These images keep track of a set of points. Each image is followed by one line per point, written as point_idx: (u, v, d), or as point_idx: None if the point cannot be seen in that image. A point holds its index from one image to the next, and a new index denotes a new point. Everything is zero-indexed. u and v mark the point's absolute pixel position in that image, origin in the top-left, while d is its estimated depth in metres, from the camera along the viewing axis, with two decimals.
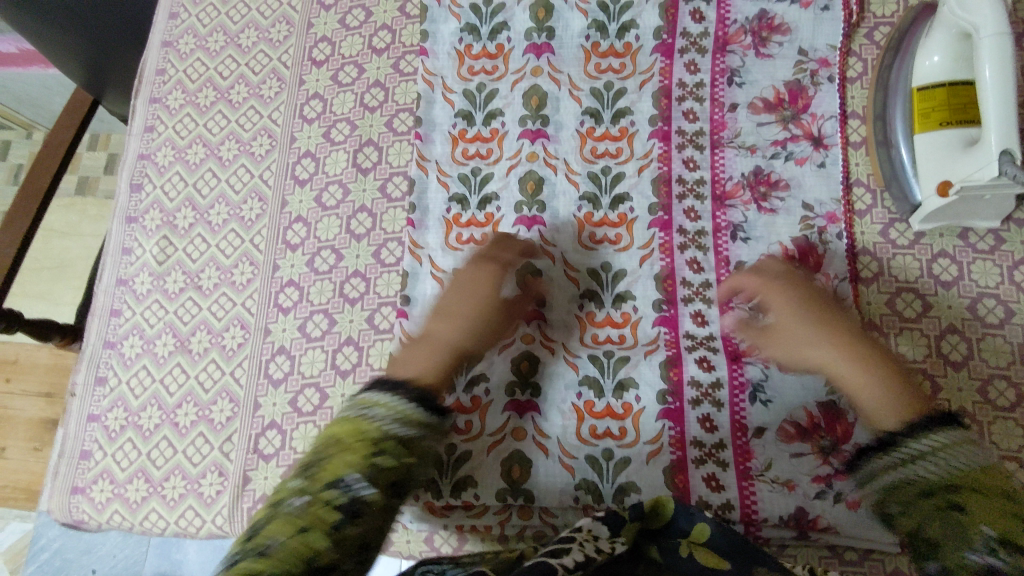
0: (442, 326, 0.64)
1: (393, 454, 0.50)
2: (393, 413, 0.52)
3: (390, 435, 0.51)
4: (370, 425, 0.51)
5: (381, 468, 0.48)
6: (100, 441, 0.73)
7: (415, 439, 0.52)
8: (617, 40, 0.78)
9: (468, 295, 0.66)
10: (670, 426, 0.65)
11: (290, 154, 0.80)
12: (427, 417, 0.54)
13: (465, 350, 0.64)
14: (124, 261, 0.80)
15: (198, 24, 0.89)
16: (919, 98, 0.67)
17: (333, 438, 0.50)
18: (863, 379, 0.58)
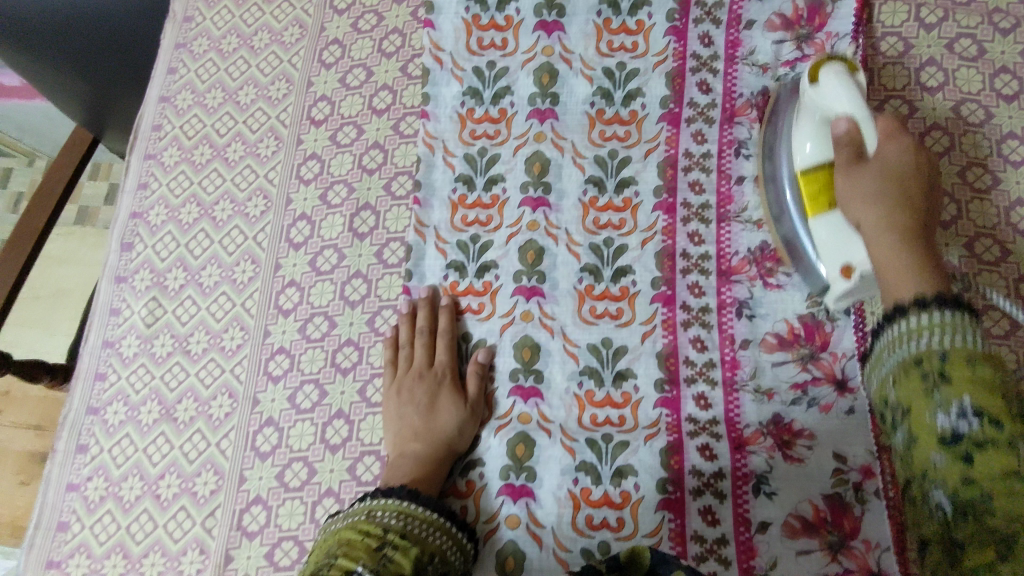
0: (414, 442, 0.65)
1: (397, 550, 0.54)
2: (397, 515, 0.57)
3: (394, 533, 0.55)
4: (375, 525, 0.56)
5: (390, 561, 0.52)
6: (79, 513, 0.71)
7: (419, 536, 0.57)
8: (623, 108, 0.77)
9: (425, 405, 0.66)
10: (670, 518, 0.62)
11: (286, 216, 0.79)
12: (429, 516, 0.58)
13: (442, 458, 0.65)
14: (112, 322, 0.78)
15: (196, 79, 0.88)
16: (805, 181, 0.61)
17: (341, 539, 0.54)
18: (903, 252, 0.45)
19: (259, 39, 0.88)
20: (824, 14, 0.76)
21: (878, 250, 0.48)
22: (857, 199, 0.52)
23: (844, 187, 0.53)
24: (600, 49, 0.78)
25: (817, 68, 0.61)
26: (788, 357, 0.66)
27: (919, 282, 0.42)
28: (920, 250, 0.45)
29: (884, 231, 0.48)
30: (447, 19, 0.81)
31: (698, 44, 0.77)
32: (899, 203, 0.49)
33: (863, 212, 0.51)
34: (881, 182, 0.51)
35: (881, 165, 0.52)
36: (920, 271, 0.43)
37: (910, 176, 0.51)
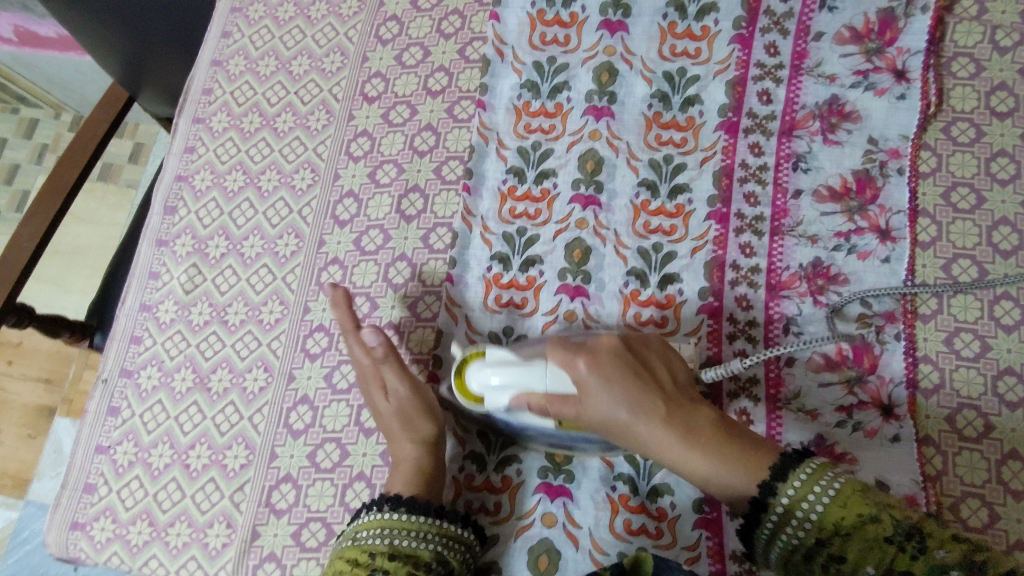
0: (401, 445, 0.62)
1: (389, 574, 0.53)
2: (380, 532, 0.56)
3: (381, 556, 0.54)
4: (362, 551, 0.54)
5: None
6: (107, 476, 0.71)
7: (409, 549, 0.55)
8: (681, 113, 0.75)
9: (390, 404, 0.64)
10: (707, 536, 0.61)
11: (333, 192, 0.78)
12: (416, 522, 0.57)
13: (426, 455, 0.62)
14: (149, 286, 0.78)
15: (250, 45, 0.87)
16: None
17: (331, 573, 0.53)
18: (719, 471, 0.52)
19: (316, 10, 0.86)
20: (896, 28, 0.74)
21: (652, 442, 0.54)
22: (602, 397, 0.54)
23: (600, 410, 0.54)
24: (663, 52, 0.77)
25: (464, 318, 0.61)
26: (835, 378, 0.66)
27: (749, 479, 0.51)
28: (723, 454, 0.52)
29: (675, 458, 0.53)
30: (513, 13, 0.79)
31: (764, 53, 0.75)
32: (641, 389, 0.54)
33: (649, 443, 0.54)
34: (611, 384, 0.54)
35: (597, 369, 0.55)
36: (748, 466, 0.51)
37: (638, 376, 0.55)
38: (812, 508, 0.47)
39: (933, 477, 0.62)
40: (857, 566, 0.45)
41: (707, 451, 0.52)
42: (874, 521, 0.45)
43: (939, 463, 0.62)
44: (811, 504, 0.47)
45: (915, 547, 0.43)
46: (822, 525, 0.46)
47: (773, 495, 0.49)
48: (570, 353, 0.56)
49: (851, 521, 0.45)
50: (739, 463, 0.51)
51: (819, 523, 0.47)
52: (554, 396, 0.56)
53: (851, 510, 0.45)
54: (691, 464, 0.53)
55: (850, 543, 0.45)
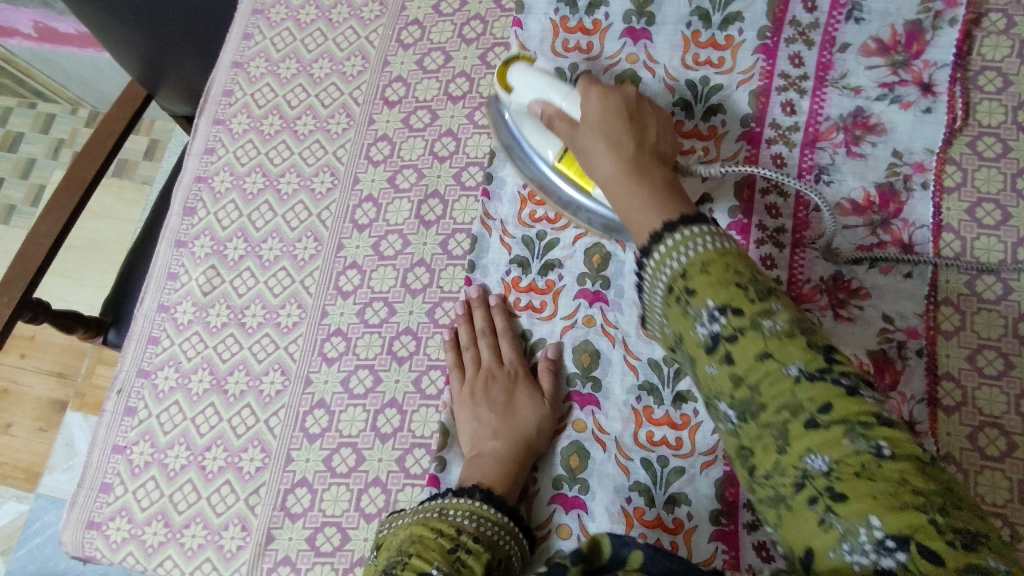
0: (493, 440, 0.62)
1: (471, 553, 0.51)
2: (470, 515, 0.55)
3: (468, 535, 0.53)
4: (449, 525, 0.53)
5: (464, 565, 0.50)
6: (123, 476, 0.71)
7: (492, 540, 0.54)
8: (703, 123, 0.75)
9: (501, 403, 0.65)
10: (723, 549, 0.60)
11: (352, 196, 0.78)
12: (501, 519, 0.56)
13: (521, 457, 0.62)
14: (168, 286, 0.78)
15: (271, 47, 0.87)
16: (568, 164, 0.65)
17: (414, 537, 0.52)
18: (648, 199, 0.50)
19: (338, 13, 0.86)
20: (923, 41, 0.73)
21: (602, 172, 0.55)
22: (590, 127, 0.57)
23: (584, 145, 0.57)
24: (686, 60, 0.76)
25: (505, 78, 0.68)
26: None
27: (660, 213, 0.48)
28: (655, 186, 0.51)
29: (618, 191, 0.53)
30: (536, 18, 0.79)
31: (788, 64, 0.75)
32: (621, 136, 0.55)
33: (601, 160, 0.55)
34: (601, 126, 0.56)
35: (596, 113, 0.57)
36: (666, 208, 0.48)
37: (622, 113, 0.57)
38: (696, 320, 0.43)
39: None
40: (707, 301, 0.42)
41: (650, 191, 0.50)
42: (795, 373, 0.39)
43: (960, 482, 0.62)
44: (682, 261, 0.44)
45: (760, 305, 0.41)
46: (686, 299, 0.44)
47: (650, 251, 0.47)
48: (588, 84, 0.60)
49: (713, 273, 0.43)
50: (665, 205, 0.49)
51: (693, 259, 0.44)
52: (564, 115, 0.61)
53: (712, 269, 0.43)
54: (633, 201, 0.51)
55: (767, 399, 0.39)
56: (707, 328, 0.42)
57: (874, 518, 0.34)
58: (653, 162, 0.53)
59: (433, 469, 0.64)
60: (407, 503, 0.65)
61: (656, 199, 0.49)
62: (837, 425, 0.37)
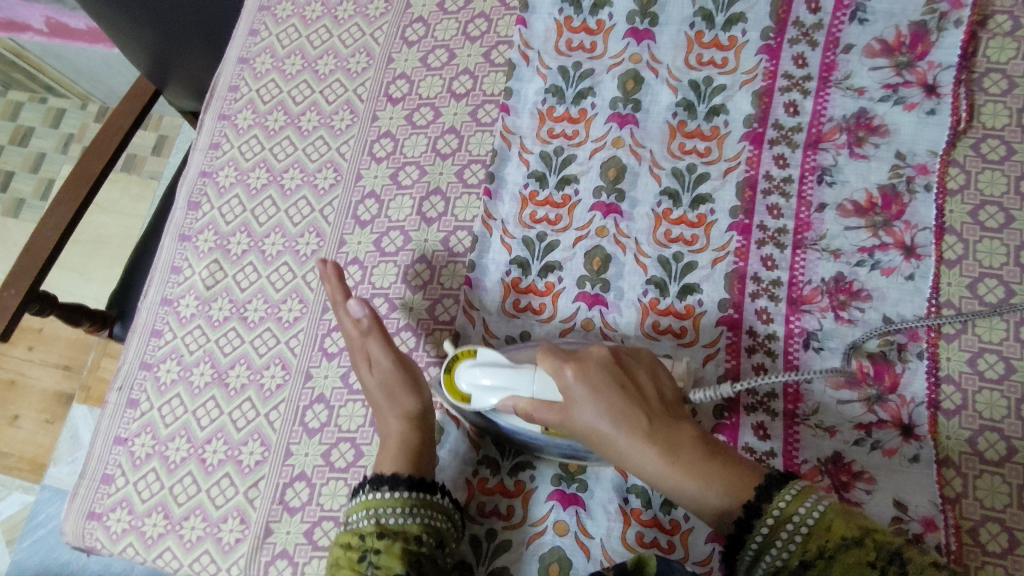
0: (396, 424, 0.63)
1: (379, 552, 0.53)
2: (369, 514, 0.57)
3: (371, 536, 0.55)
4: (354, 535, 0.56)
5: (376, 568, 0.52)
6: (124, 467, 0.72)
7: (397, 526, 0.56)
8: (705, 123, 0.75)
9: (388, 387, 0.64)
10: (720, 550, 0.60)
11: (354, 192, 0.78)
12: (399, 498, 0.57)
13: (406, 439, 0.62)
14: (171, 280, 0.79)
15: (277, 44, 0.88)
16: (556, 435, 0.58)
17: (331, 563, 0.55)
18: (697, 488, 0.50)
19: (343, 10, 0.87)
20: (928, 42, 0.73)
21: (634, 458, 0.52)
22: (586, 405, 0.53)
23: (577, 421, 0.54)
24: (689, 61, 0.76)
25: None
26: (855, 395, 0.65)
27: (722, 493, 0.50)
28: (702, 468, 0.51)
29: (648, 457, 0.51)
30: (540, 18, 0.79)
31: (791, 64, 0.75)
32: (622, 392, 0.53)
33: (632, 459, 0.52)
34: (598, 396, 0.53)
35: (585, 385, 0.53)
36: (723, 482, 0.50)
37: (623, 375, 0.55)
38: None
39: (952, 499, 0.61)
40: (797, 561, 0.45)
41: (694, 455, 0.51)
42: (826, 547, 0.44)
43: (960, 486, 0.61)
44: (790, 555, 0.46)
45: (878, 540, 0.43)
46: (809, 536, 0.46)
47: (749, 534, 0.48)
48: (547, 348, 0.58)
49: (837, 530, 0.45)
50: (732, 492, 0.50)
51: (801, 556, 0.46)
52: (541, 402, 0.55)
53: (838, 529, 0.45)
54: (676, 479, 0.51)
55: (831, 536, 0.45)
56: (788, 543, 0.46)
57: None
58: (673, 420, 0.53)
59: None
60: None
61: (707, 484, 0.50)
62: None
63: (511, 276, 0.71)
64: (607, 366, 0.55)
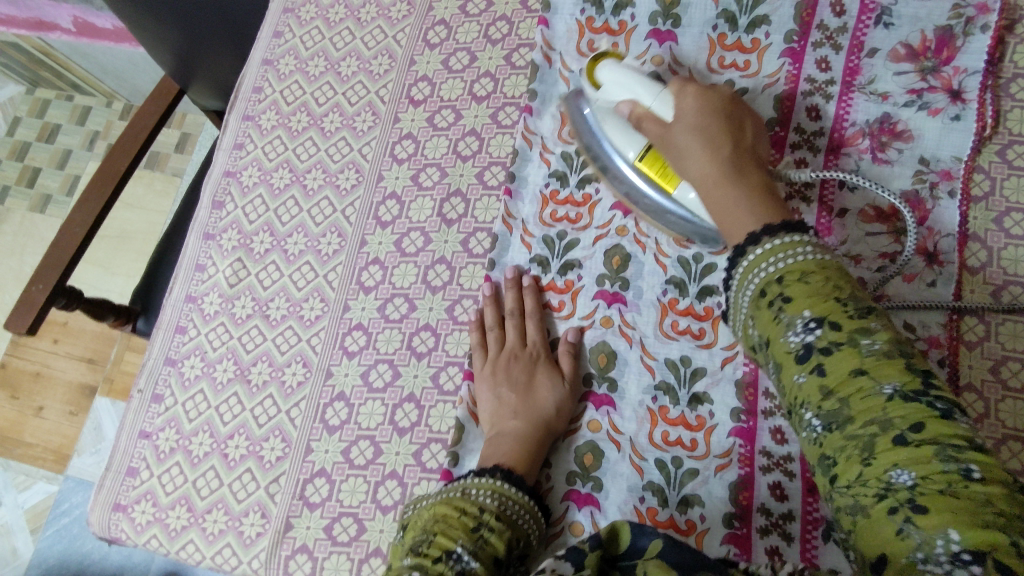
0: (514, 419, 0.63)
1: (493, 533, 0.52)
2: (492, 494, 0.55)
3: (489, 514, 0.53)
4: (471, 503, 0.53)
5: (486, 543, 0.50)
6: (149, 460, 0.73)
7: (512, 520, 0.54)
8: None
9: (523, 383, 0.65)
10: (735, 553, 0.61)
11: (376, 193, 0.79)
12: (522, 498, 0.57)
13: (543, 436, 0.62)
14: (196, 278, 0.80)
15: (300, 45, 0.89)
16: (648, 163, 0.66)
17: (436, 514, 0.52)
18: (739, 211, 0.54)
19: (366, 12, 0.88)
20: (954, 47, 0.72)
21: (704, 178, 0.57)
22: (681, 135, 0.59)
23: (676, 146, 0.59)
24: (711, 64, 0.76)
25: (594, 68, 0.69)
26: None
27: (756, 217, 0.53)
28: (757, 197, 0.55)
29: (704, 163, 0.57)
30: (562, 19, 0.80)
31: (814, 68, 0.74)
32: (722, 153, 0.57)
33: (692, 168, 0.58)
34: (705, 118, 0.59)
35: (688, 119, 0.59)
36: (766, 211, 0.54)
37: (721, 126, 0.58)
38: (789, 328, 0.47)
39: None
40: (901, 426, 0.40)
41: (749, 207, 0.54)
42: (891, 390, 0.42)
43: None
44: (772, 270, 0.50)
45: (860, 323, 0.45)
46: (783, 302, 0.48)
47: (754, 245, 0.52)
48: (682, 86, 0.61)
49: (858, 395, 0.42)
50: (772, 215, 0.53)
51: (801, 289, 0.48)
52: (656, 115, 0.62)
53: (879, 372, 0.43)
54: (738, 211, 0.54)
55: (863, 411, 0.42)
56: (800, 337, 0.46)
57: (952, 532, 0.36)
58: (754, 176, 0.56)
59: (449, 465, 0.64)
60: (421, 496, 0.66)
61: (748, 212, 0.54)
62: (929, 442, 0.39)
63: (531, 275, 0.72)
64: (714, 100, 0.60)
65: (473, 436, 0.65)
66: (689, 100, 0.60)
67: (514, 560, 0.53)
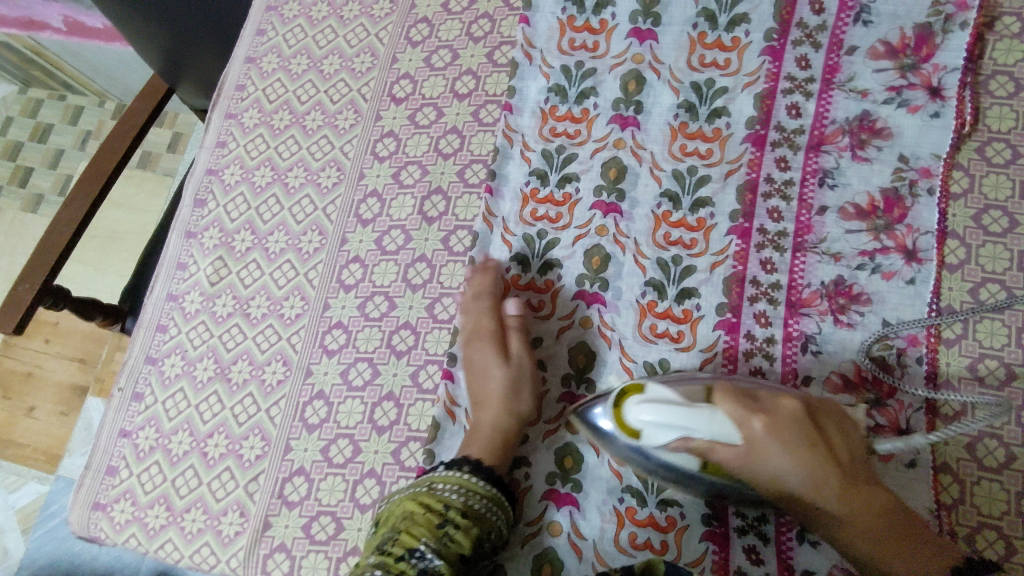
0: (492, 411, 0.64)
1: (458, 530, 0.56)
2: (459, 489, 0.59)
3: (455, 510, 0.57)
4: (437, 500, 0.57)
5: (450, 541, 0.55)
6: (128, 459, 0.73)
7: (479, 514, 0.58)
8: (707, 124, 0.74)
9: (511, 374, 0.65)
10: (713, 550, 0.60)
11: (357, 191, 0.79)
12: (489, 492, 0.59)
13: (516, 432, 0.64)
14: (177, 276, 0.80)
15: (283, 43, 0.89)
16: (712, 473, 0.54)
17: (406, 511, 0.57)
18: (851, 508, 0.53)
19: (349, 10, 0.88)
20: (933, 44, 0.72)
21: (791, 474, 0.53)
22: (769, 459, 0.52)
23: (759, 469, 0.52)
24: (692, 62, 0.76)
25: (618, 409, 0.53)
26: (853, 399, 0.65)
27: (908, 560, 0.53)
28: (876, 506, 0.53)
29: (797, 462, 0.52)
30: (543, 17, 0.80)
31: (794, 66, 0.74)
32: (808, 449, 0.52)
33: (788, 476, 0.53)
34: (785, 442, 0.52)
35: (765, 427, 0.51)
36: (900, 549, 0.53)
37: (813, 435, 0.53)
38: None
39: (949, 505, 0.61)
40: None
41: (865, 525, 0.53)
42: None
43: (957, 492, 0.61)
44: None
45: None
46: None
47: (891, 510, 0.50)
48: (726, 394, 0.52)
49: None
50: (886, 514, 0.53)
51: None
52: (721, 440, 0.50)
53: None
54: (812, 481, 0.52)
55: None
56: None
57: None
58: (845, 465, 0.53)
59: (425, 462, 0.66)
60: None
61: (883, 527, 0.53)
62: None
63: (511, 274, 0.72)
64: (800, 434, 0.52)
65: (449, 434, 0.66)
66: (752, 418, 0.51)
67: (485, 553, 0.57)
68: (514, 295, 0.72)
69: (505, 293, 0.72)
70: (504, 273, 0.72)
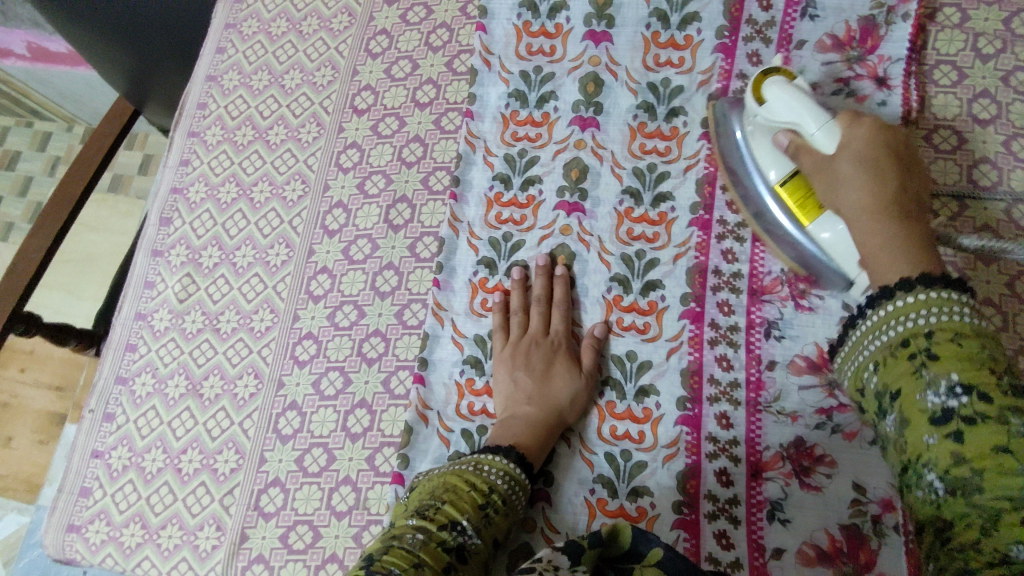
0: (527, 405, 0.64)
1: (497, 513, 0.56)
2: (503, 475, 0.59)
3: (498, 495, 0.57)
4: (483, 480, 0.57)
5: (488, 523, 0.55)
6: (101, 480, 0.73)
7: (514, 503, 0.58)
8: (665, 123, 0.76)
9: (539, 368, 0.66)
10: (685, 537, 0.62)
11: (322, 203, 0.80)
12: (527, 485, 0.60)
13: (553, 424, 0.64)
14: (145, 295, 0.80)
15: (244, 60, 0.89)
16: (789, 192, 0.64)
17: (449, 484, 0.56)
18: (886, 243, 0.54)
19: (308, 25, 0.89)
20: (877, 36, 0.75)
21: (856, 218, 0.57)
22: (842, 184, 0.58)
23: (834, 178, 0.59)
24: (647, 62, 0.78)
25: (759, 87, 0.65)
26: (816, 380, 0.65)
27: (909, 261, 0.52)
28: (903, 235, 0.54)
29: (867, 210, 0.56)
30: (500, 24, 0.81)
31: (746, 62, 0.76)
32: (894, 196, 0.56)
33: (858, 216, 0.57)
34: (860, 161, 0.57)
35: (855, 151, 0.58)
36: (918, 259, 0.52)
37: (887, 155, 0.58)
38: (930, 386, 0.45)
39: None
40: (950, 373, 0.44)
41: (899, 241, 0.54)
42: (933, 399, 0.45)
43: None
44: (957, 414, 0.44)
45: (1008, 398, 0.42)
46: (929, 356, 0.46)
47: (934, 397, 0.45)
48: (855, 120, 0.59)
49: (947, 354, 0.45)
50: (923, 260, 0.52)
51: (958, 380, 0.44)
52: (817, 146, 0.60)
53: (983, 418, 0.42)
54: (872, 226, 0.55)
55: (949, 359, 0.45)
56: (942, 398, 0.44)
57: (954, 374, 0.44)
58: (909, 211, 0.56)
59: (400, 468, 0.66)
60: (375, 500, 0.66)
61: (899, 247, 0.53)
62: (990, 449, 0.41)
63: (477, 277, 0.73)
64: (868, 138, 0.58)
65: (422, 438, 0.67)
66: (848, 161, 0.58)
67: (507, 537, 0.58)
68: (482, 298, 0.72)
69: (474, 297, 0.72)
70: (471, 277, 0.73)
